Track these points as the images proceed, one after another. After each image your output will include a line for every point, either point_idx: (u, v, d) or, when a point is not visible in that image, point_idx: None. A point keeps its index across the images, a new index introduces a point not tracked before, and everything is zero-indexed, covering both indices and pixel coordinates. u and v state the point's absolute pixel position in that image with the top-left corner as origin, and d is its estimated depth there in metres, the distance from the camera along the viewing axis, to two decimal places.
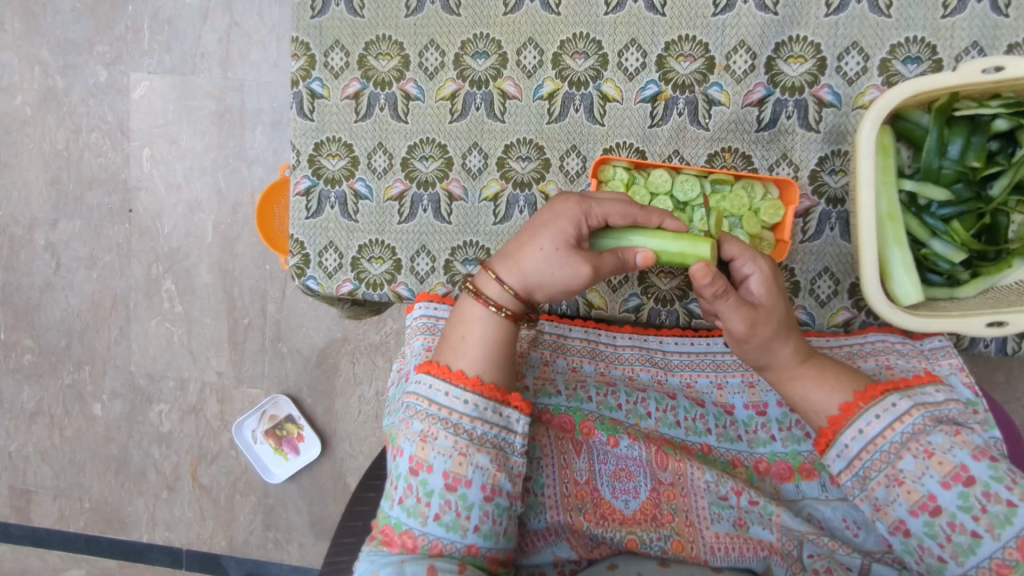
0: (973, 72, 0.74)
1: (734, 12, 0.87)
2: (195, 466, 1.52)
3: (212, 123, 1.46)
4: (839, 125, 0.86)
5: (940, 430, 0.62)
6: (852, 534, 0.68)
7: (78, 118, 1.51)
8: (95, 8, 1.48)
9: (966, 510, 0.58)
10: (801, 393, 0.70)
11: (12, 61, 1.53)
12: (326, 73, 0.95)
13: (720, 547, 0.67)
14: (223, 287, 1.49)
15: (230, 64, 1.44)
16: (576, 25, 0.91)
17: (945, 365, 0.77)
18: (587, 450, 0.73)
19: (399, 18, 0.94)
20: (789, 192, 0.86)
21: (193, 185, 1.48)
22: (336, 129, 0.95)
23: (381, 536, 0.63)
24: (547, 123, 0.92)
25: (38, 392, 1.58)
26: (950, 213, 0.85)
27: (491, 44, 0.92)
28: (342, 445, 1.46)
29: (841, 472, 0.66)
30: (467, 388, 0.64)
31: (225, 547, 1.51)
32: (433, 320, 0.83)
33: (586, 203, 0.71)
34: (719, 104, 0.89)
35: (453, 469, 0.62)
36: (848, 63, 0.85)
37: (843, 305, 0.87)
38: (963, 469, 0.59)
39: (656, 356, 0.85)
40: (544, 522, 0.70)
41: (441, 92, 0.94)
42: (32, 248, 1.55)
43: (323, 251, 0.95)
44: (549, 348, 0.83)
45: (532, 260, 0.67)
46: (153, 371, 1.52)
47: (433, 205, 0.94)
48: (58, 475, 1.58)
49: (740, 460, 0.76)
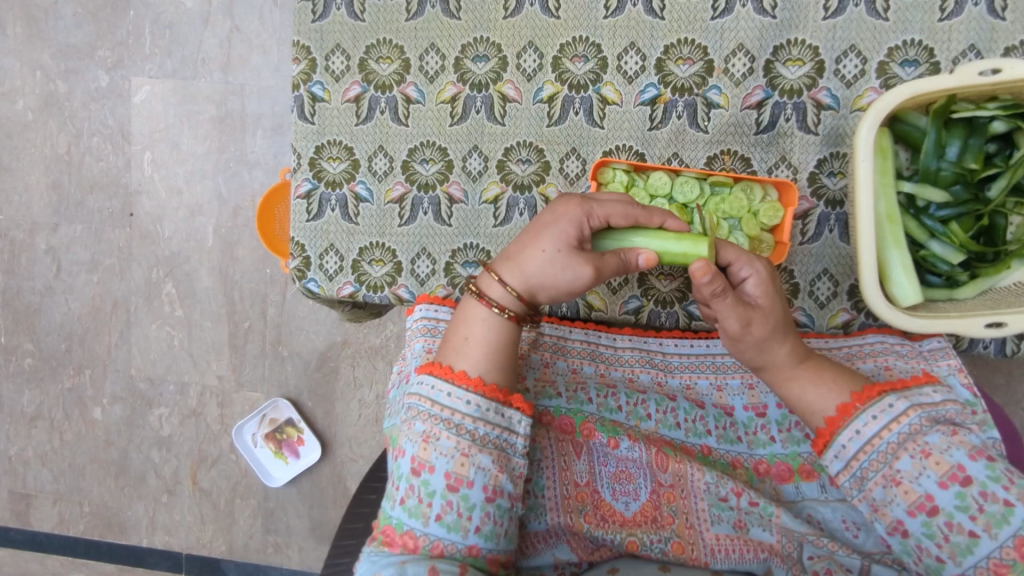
0: (971, 73, 0.74)
1: (733, 16, 0.87)
2: (195, 470, 1.52)
3: (212, 127, 1.47)
4: (838, 127, 0.86)
5: (937, 431, 0.62)
6: (851, 535, 0.68)
7: (78, 122, 1.51)
8: (96, 13, 1.49)
9: (964, 510, 0.58)
10: (799, 393, 0.70)
11: (13, 65, 1.53)
12: (326, 77, 0.95)
13: (720, 548, 0.66)
14: (223, 291, 1.49)
15: (231, 69, 1.44)
16: (576, 28, 0.91)
17: (945, 366, 0.77)
18: (587, 452, 0.73)
19: (400, 22, 0.94)
20: (787, 194, 0.87)
21: (193, 188, 1.48)
22: (337, 132, 0.95)
23: (382, 536, 0.63)
24: (546, 125, 0.92)
25: (38, 396, 1.58)
26: (949, 215, 0.85)
27: (491, 48, 0.93)
28: (342, 448, 1.46)
29: (839, 472, 0.66)
30: (470, 388, 0.65)
31: (224, 551, 1.51)
32: (433, 322, 0.83)
33: (588, 204, 0.71)
34: (718, 107, 0.89)
35: (455, 469, 0.62)
36: (846, 66, 0.86)
37: (843, 306, 0.87)
38: (960, 469, 0.59)
39: (656, 357, 0.85)
40: (545, 524, 0.70)
41: (442, 95, 0.94)
42: (32, 252, 1.56)
43: (323, 254, 0.96)
44: (549, 349, 0.83)
45: (534, 262, 0.68)
46: (153, 375, 1.53)
47: (433, 207, 0.94)
48: (58, 480, 1.58)
49: (740, 461, 0.76)
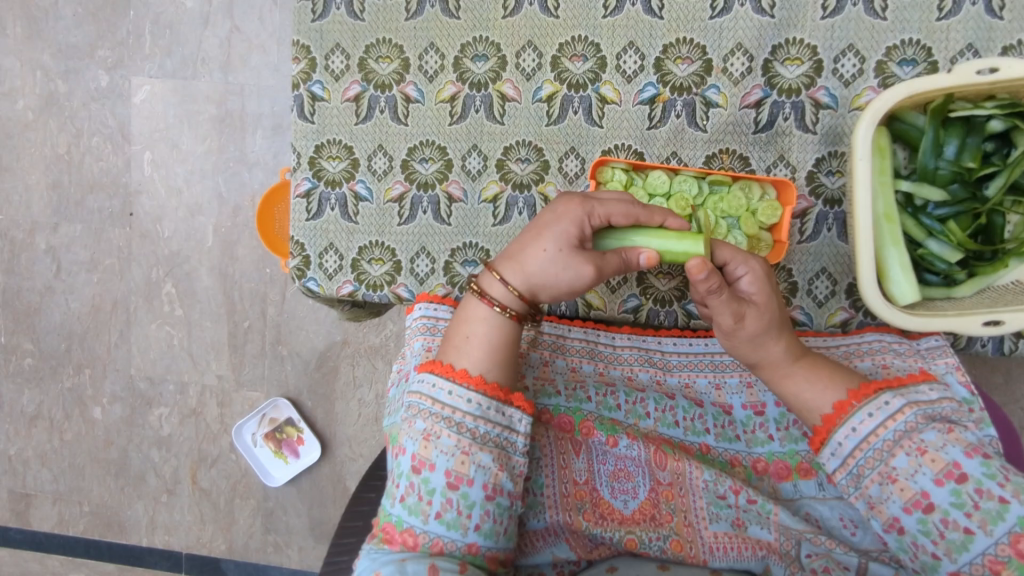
0: (968, 73, 0.75)
1: (731, 15, 0.88)
2: (195, 470, 1.52)
3: (212, 127, 1.47)
4: (836, 126, 0.87)
5: (933, 428, 0.62)
6: (849, 533, 0.68)
7: (78, 122, 1.52)
8: (96, 13, 1.49)
9: (959, 507, 0.58)
10: (794, 390, 0.70)
11: (13, 65, 1.54)
12: (326, 76, 0.95)
13: (719, 546, 0.66)
14: (223, 291, 1.49)
15: (231, 68, 1.45)
16: (575, 27, 0.91)
17: (942, 364, 0.77)
18: (587, 450, 0.74)
19: (399, 22, 0.95)
20: (785, 193, 0.87)
21: (193, 188, 1.49)
22: (337, 132, 0.96)
23: (381, 534, 0.63)
24: (546, 124, 0.93)
25: (38, 396, 1.58)
26: (946, 214, 0.85)
27: (490, 47, 0.93)
28: (342, 448, 1.46)
29: (836, 470, 0.66)
30: (471, 387, 0.65)
31: (225, 551, 1.51)
32: (433, 320, 0.83)
33: (589, 203, 0.71)
34: (717, 106, 0.89)
35: (455, 467, 0.62)
36: (845, 65, 0.86)
37: (841, 305, 0.87)
38: (955, 467, 0.59)
39: (655, 356, 0.85)
40: (544, 522, 0.71)
41: (441, 94, 0.94)
42: (32, 252, 1.56)
43: (323, 253, 0.96)
44: (549, 348, 0.84)
45: (536, 261, 0.68)
46: (153, 375, 1.53)
47: (433, 206, 0.94)
48: (58, 480, 1.58)
49: (739, 459, 0.76)
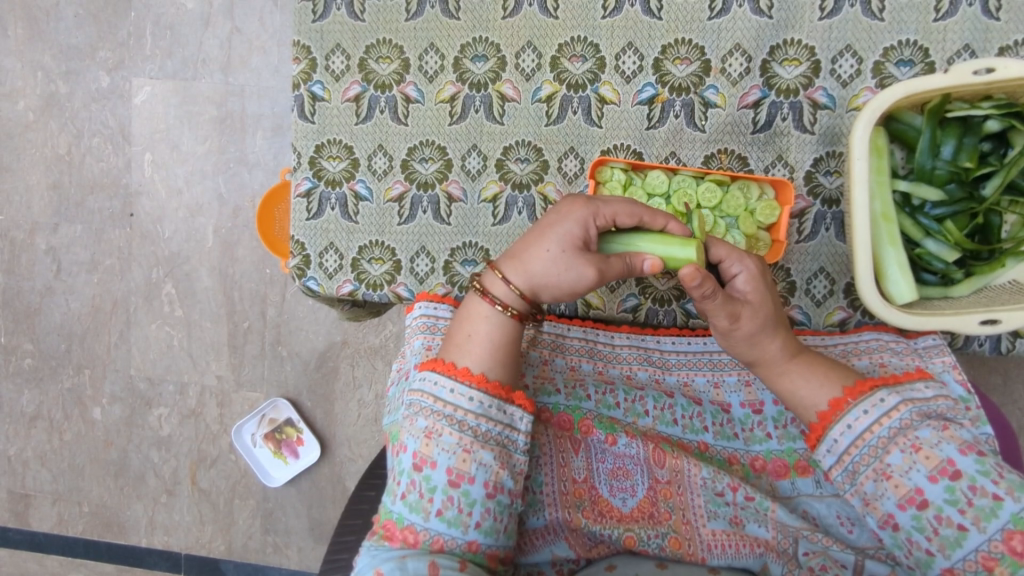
0: (965, 73, 0.75)
1: (729, 16, 0.88)
2: (195, 470, 1.52)
3: (212, 128, 1.47)
4: (834, 127, 0.87)
5: (927, 425, 0.63)
6: (846, 531, 0.68)
7: (78, 123, 1.52)
8: (98, 14, 1.50)
9: (953, 504, 0.58)
10: (791, 387, 0.71)
11: (13, 66, 1.54)
12: (326, 76, 0.96)
13: (716, 544, 0.67)
14: (223, 291, 1.49)
15: (231, 69, 1.45)
16: (574, 28, 0.92)
17: (939, 363, 0.78)
18: (586, 449, 0.74)
19: (399, 22, 0.95)
20: (784, 193, 0.88)
21: (193, 189, 1.49)
22: (337, 132, 0.96)
23: (382, 531, 0.64)
24: (545, 125, 0.93)
25: (38, 396, 1.58)
26: (944, 213, 0.85)
27: (490, 48, 0.94)
28: (342, 448, 1.46)
29: (832, 467, 0.66)
30: (472, 384, 0.65)
31: (224, 551, 1.51)
32: (433, 320, 0.83)
33: (594, 204, 0.71)
34: (715, 106, 0.90)
35: (456, 465, 0.62)
36: (842, 66, 0.86)
37: (839, 305, 0.88)
38: (950, 464, 0.60)
39: (653, 354, 0.85)
40: (544, 520, 0.71)
41: (441, 94, 0.95)
42: (32, 252, 1.56)
43: (323, 252, 0.96)
44: (548, 347, 0.84)
45: (538, 262, 0.69)
46: (153, 375, 1.53)
47: (432, 206, 0.95)
48: (58, 480, 1.58)
49: (737, 457, 0.76)
